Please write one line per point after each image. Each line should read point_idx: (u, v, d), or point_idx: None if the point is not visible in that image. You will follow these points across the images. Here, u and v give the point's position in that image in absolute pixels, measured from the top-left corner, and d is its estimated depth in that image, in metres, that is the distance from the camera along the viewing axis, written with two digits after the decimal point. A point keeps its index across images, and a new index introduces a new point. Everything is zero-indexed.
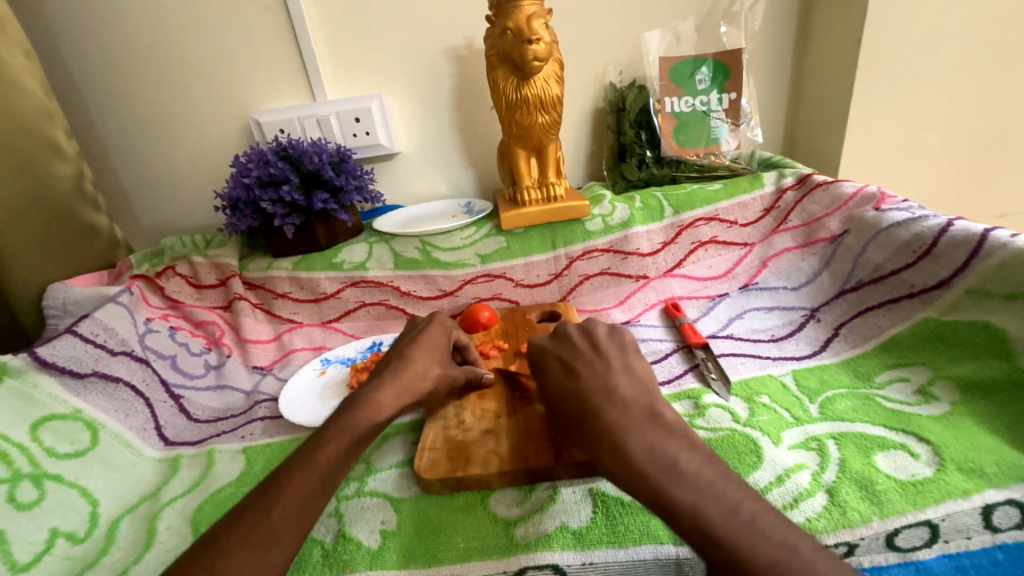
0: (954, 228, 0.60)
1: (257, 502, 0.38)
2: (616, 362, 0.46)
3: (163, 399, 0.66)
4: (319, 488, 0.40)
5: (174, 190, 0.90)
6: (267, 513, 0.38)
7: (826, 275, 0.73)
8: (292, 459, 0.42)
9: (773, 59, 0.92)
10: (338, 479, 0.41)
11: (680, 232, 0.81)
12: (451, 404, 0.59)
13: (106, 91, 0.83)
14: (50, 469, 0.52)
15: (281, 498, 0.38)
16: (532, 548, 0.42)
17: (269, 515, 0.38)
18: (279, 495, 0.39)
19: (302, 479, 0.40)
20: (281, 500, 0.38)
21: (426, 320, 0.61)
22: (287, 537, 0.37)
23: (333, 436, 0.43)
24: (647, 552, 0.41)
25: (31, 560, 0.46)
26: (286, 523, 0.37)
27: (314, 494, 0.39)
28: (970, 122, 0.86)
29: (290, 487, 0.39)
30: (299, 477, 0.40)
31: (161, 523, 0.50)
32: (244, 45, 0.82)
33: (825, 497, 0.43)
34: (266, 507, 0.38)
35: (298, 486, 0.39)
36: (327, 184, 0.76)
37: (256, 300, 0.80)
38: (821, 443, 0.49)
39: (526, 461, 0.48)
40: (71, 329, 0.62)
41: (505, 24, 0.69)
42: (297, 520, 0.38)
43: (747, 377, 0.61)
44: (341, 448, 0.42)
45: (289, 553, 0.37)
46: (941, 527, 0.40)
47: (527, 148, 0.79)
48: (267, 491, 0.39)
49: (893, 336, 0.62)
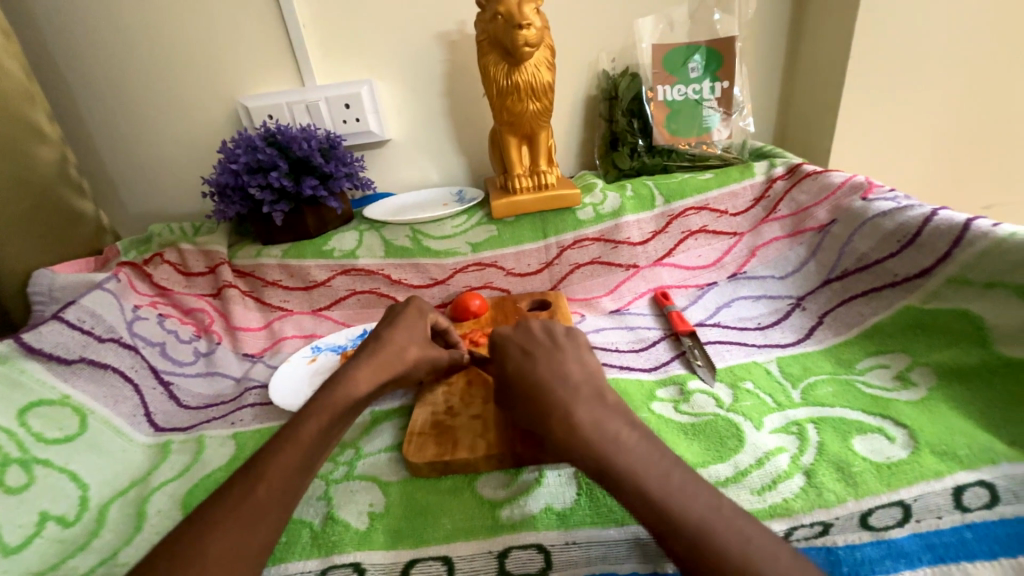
0: (939, 217, 0.61)
1: (242, 480, 0.39)
2: (578, 350, 0.49)
3: (152, 385, 0.66)
4: (298, 464, 0.40)
5: (161, 176, 0.89)
6: (250, 491, 0.38)
7: (813, 264, 0.74)
8: (275, 439, 0.42)
9: (767, 47, 0.91)
10: (318, 456, 0.42)
11: (670, 221, 0.81)
12: (440, 390, 0.59)
13: (89, 74, 0.81)
14: (39, 453, 0.52)
15: (265, 474, 0.39)
16: (517, 529, 0.43)
17: (251, 492, 0.38)
18: (266, 474, 0.39)
19: (281, 453, 0.41)
20: (263, 479, 0.39)
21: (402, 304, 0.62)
22: (269, 515, 0.38)
23: (313, 414, 0.44)
24: (629, 532, 0.42)
25: (21, 543, 0.46)
26: (269, 498, 0.38)
27: (294, 470, 0.40)
28: (958, 114, 0.87)
29: (270, 463, 0.40)
30: (282, 456, 0.41)
31: (150, 507, 0.50)
32: (232, 28, 0.80)
33: (802, 479, 0.44)
34: (252, 486, 0.39)
35: (279, 463, 0.40)
36: (316, 171, 0.76)
37: (245, 287, 0.80)
38: (801, 427, 0.50)
39: (512, 445, 0.49)
40: (58, 315, 0.62)
41: (495, 9, 0.68)
42: (281, 495, 0.39)
43: (732, 364, 0.62)
44: (322, 426, 0.43)
45: (274, 531, 0.37)
46: (913, 507, 0.41)
47: (518, 135, 0.79)
48: (254, 469, 0.40)
49: (876, 324, 0.63)
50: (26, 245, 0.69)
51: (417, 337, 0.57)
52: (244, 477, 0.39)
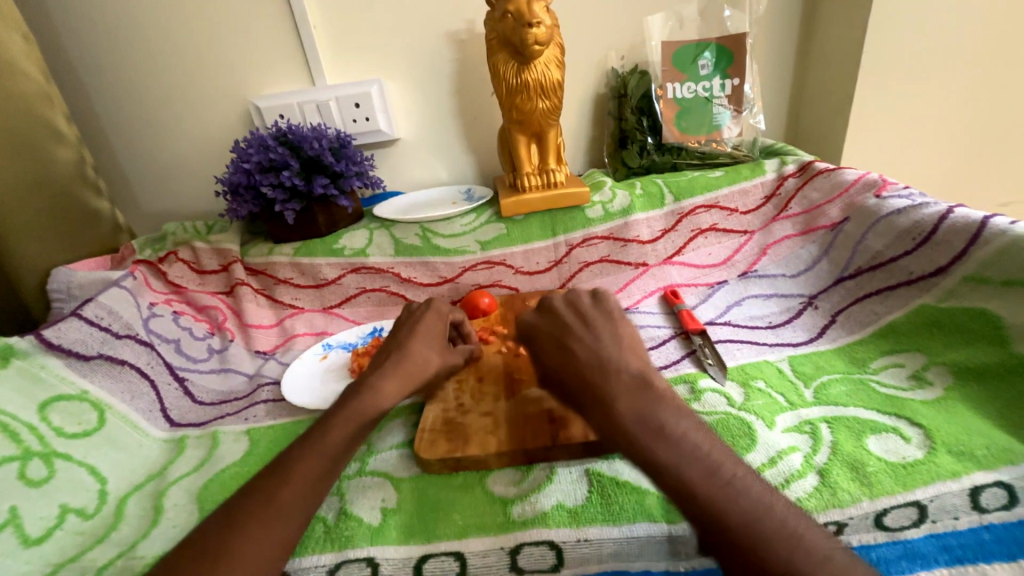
0: (955, 215, 0.60)
1: (268, 483, 0.40)
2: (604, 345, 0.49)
3: (168, 381, 0.67)
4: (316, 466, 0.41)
5: (174, 175, 0.90)
6: (272, 491, 0.39)
7: (825, 263, 0.73)
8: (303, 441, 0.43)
9: (778, 43, 0.90)
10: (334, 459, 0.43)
11: (680, 219, 0.81)
12: (451, 388, 0.60)
13: (106, 75, 0.83)
14: (60, 447, 0.53)
15: (290, 477, 0.40)
16: (529, 525, 0.43)
17: (275, 495, 0.39)
18: (292, 477, 0.40)
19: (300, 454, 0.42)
20: (288, 482, 0.39)
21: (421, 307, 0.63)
22: (292, 521, 0.38)
23: (338, 421, 0.44)
24: (640, 530, 0.42)
25: (43, 534, 0.47)
26: (292, 500, 0.39)
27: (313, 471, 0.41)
28: (975, 110, 0.85)
29: (295, 466, 0.41)
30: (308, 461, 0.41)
31: (167, 501, 0.51)
32: (244, 28, 0.81)
33: (816, 478, 0.44)
34: (277, 487, 0.39)
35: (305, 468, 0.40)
36: (327, 170, 0.77)
37: (257, 285, 0.81)
38: (814, 426, 0.50)
39: (524, 443, 0.49)
40: (76, 313, 0.63)
41: (505, 7, 0.68)
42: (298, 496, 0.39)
43: (743, 362, 0.62)
44: (347, 434, 0.43)
45: (294, 535, 0.38)
46: (929, 507, 0.41)
47: (527, 134, 0.79)
48: (277, 469, 0.41)
49: (890, 322, 0.62)
50: (48, 243, 0.71)
51: (429, 335, 0.58)
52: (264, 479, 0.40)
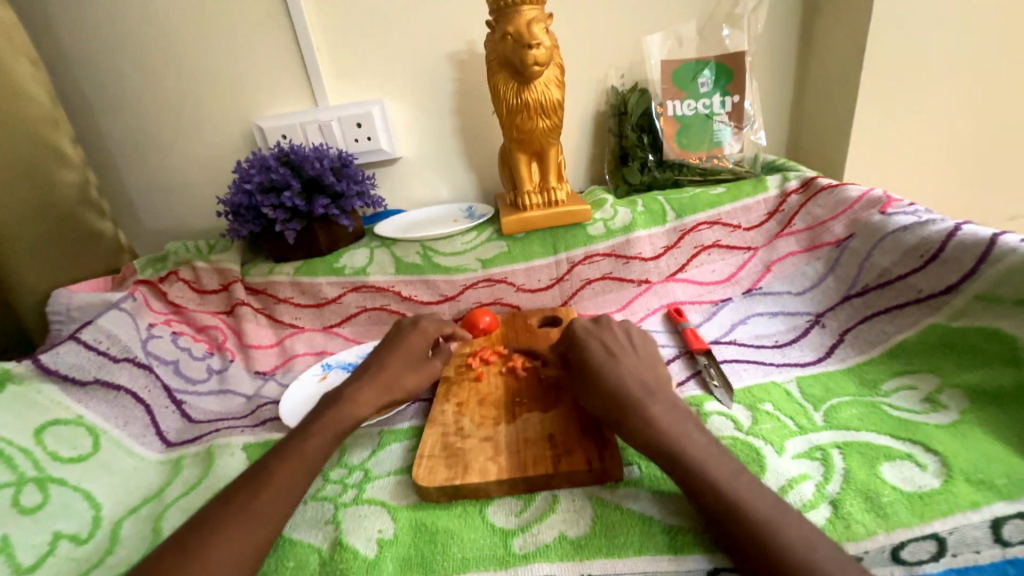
0: (962, 232, 0.59)
1: (245, 488, 0.43)
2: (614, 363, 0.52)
3: (164, 405, 0.66)
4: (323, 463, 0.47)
5: (177, 195, 0.91)
6: (290, 458, 0.46)
7: (831, 280, 0.72)
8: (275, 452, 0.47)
9: (777, 61, 0.91)
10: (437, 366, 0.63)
11: (682, 236, 0.80)
12: (450, 411, 0.58)
13: (112, 98, 0.84)
14: (54, 473, 0.53)
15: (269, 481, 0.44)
16: (530, 559, 0.41)
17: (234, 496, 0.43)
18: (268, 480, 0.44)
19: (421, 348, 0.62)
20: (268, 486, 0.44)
21: (408, 326, 0.64)
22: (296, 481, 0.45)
23: (318, 432, 0.49)
24: (647, 564, 0.40)
25: (35, 561, 0.46)
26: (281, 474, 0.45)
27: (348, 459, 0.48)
28: (980, 123, 0.85)
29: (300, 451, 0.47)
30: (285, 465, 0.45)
31: (165, 523, 0.50)
32: (248, 53, 0.83)
33: (828, 509, 0.42)
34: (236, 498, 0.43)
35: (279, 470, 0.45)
36: (328, 190, 0.76)
37: (257, 304, 0.80)
38: (825, 453, 0.48)
39: (525, 470, 0.48)
40: (75, 336, 0.62)
41: (505, 29, 0.69)
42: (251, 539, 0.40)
43: (750, 384, 0.60)
44: (325, 440, 0.48)
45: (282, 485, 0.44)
46: (948, 540, 0.38)
47: (528, 152, 0.79)
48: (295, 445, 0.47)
49: (900, 342, 0.60)
50: (31, 254, 0.68)
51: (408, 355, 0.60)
52: (319, 422, 0.50)
